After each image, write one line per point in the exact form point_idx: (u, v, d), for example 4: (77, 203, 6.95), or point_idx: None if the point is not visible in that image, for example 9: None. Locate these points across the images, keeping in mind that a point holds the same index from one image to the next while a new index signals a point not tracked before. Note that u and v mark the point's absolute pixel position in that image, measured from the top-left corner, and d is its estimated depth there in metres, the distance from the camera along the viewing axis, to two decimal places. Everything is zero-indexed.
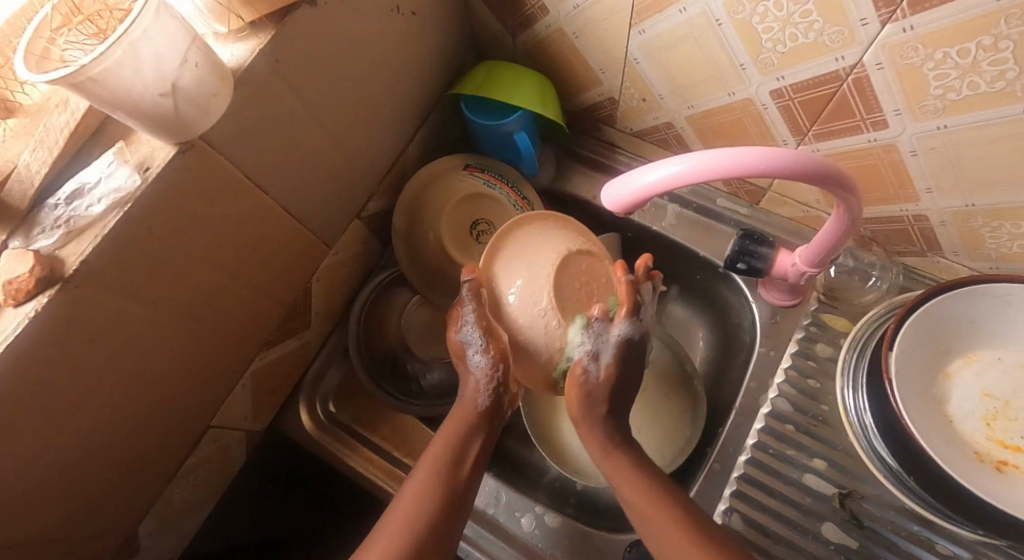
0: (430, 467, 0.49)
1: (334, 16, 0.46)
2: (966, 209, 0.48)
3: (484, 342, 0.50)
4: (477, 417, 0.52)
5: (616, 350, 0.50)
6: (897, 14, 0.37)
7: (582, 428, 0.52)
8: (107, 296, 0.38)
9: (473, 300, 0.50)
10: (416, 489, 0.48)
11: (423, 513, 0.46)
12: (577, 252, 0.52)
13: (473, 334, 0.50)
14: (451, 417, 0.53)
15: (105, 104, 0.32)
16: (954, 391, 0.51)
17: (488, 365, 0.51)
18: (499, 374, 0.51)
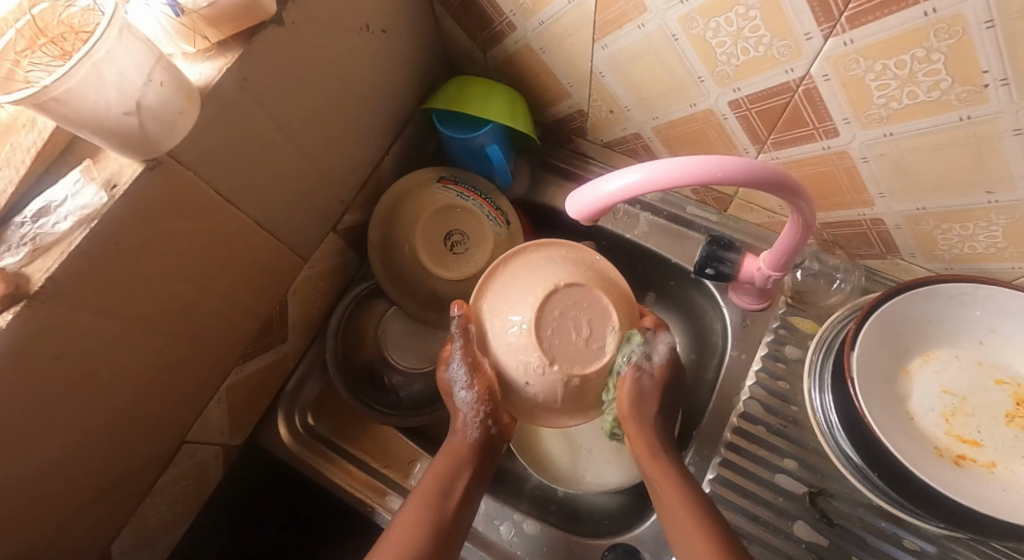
0: (421, 495, 0.52)
1: (302, 35, 0.47)
2: (918, 212, 0.50)
3: (468, 380, 0.54)
4: (470, 448, 0.55)
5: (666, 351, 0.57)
6: (838, 28, 0.39)
7: (631, 428, 0.55)
8: (74, 312, 0.38)
9: (461, 339, 0.53)
10: (406, 531, 0.50)
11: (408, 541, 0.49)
12: (566, 287, 0.51)
13: (459, 372, 0.54)
14: (446, 448, 0.56)
15: (71, 124, 0.33)
16: (914, 388, 0.53)
17: (473, 400, 0.54)
18: (484, 409, 0.54)
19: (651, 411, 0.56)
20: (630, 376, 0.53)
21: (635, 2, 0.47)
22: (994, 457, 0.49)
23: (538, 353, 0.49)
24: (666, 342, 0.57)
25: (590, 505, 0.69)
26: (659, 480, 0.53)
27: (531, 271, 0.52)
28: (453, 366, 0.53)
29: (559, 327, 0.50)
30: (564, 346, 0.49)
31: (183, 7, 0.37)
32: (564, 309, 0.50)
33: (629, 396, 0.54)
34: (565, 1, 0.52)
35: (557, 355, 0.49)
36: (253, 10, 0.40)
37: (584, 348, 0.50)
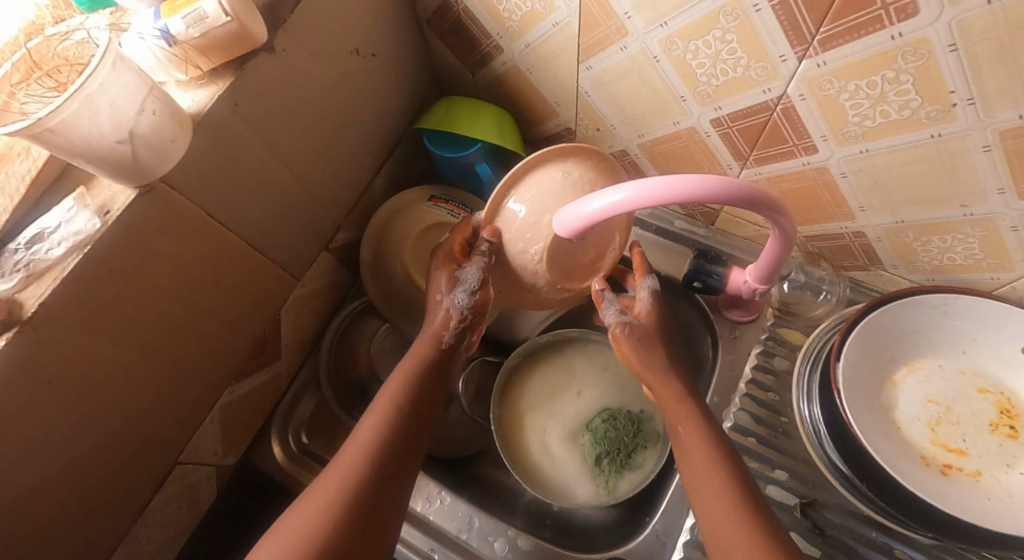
0: (392, 395, 0.53)
1: (293, 62, 0.48)
2: (897, 225, 0.51)
3: (476, 288, 0.56)
4: (434, 348, 0.57)
5: (651, 298, 0.60)
6: (810, 51, 0.40)
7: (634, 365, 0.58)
8: (64, 336, 0.38)
9: (487, 257, 0.54)
10: (380, 420, 0.51)
11: (380, 437, 0.50)
12: None
13: (473, 277, 0.55)
14: (413, 352, 0.57)
15: (65, 152, 0.34)
16: (900, 397, 0.54)
17: (468, 304, 0.57)
18: (471, 314, 0.58)
19: (662, 357, 0.57)
20: (619, 336, 0.58)
21: (617, 25, 0.49)
22: (979, 465, 0.49)
23: (546, 275, 0.51)
24: (647, 289, 0.60)
25: (584, 519, 0.69)
26: (680, 419, 0.54)
27: (551, 189, 0.49)
28: (472, 271, 0.54)
29: (572, 248, 0.51)
30: (570, 267, 0.52)
31: (174, 37, 0.39)
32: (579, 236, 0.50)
33: (632, 350, 0.58)
34: (550, 25, 0.54)
35: (562, 274, 0.52)
36: (244, 39, 0.41)
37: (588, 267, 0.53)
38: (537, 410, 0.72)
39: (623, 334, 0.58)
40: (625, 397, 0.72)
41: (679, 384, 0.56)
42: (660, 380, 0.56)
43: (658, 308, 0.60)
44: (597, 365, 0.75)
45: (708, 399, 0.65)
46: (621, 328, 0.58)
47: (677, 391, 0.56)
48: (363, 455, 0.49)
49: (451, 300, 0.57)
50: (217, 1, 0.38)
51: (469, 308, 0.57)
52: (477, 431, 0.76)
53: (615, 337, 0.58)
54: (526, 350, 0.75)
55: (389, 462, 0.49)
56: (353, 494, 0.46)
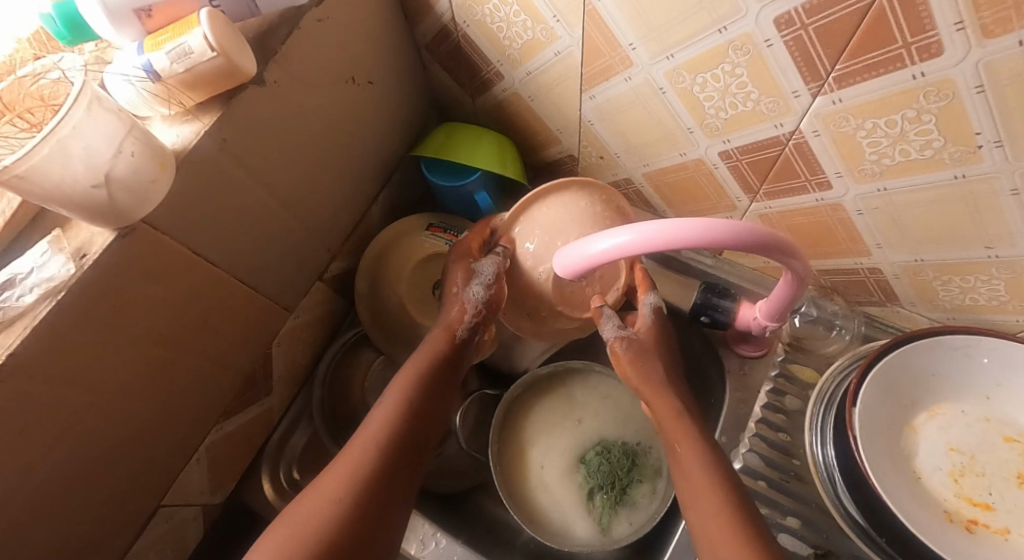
0: (399, 393, 0.52)
1: (284, 94, 0.46)
2: (916, 263, 0.49)
3: (491, 282, 0.55)
4: (446, 342, 0.57)
5: (652, 314, 0.58)
6: (825, 88, 0.38)
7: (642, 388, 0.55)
8: (36, 386, 0.36)
9: (503, 257, 0.55)
10: (391, 412, 0.50)
11: (386, 433, 0.49)
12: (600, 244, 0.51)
13: (490, 269, 0.55)
14: (423, 349, 0.56)
15: (38, 198, 0.32)
16: (920, 445, 0.51)
17: (483, 298, 0.56)
18: (485, 311, 0.57)
19: (659, 368, 0.56)
20: (620, 351, 0.56)
21: (622, 56, 0.47)
22: (1008, 522, 0.46)
23: (549, 294, 0.53)
24: (649, 306, 0.58)
25: None
26: (677, 436, 0.51)
27: (570, 211, 0.51)
28: (488, 263, 0.55)
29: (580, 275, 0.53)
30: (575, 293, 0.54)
31: (158, 73, 0.37)
32: None
33: (632, 364, 0.56)
34: (552, 54, 0.52)
35: (565, 298, 0.54)
36: (231, 74, 0.39)
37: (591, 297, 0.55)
38: (536, 444, 0.70)
39: (623, 350, 0.56)
40: (626, 432, 0.70)
41: (675, 397, 0.54)
42: (656, 393, 0.54)
43: (660, 324, 0.59)
44: (600, 395, 0.72)
45: (716, 434, 0.63)
46: (621, 342, 0.56)
47: (675, 406, 0.53)
48: (367, 452, 0.47)
49: (466, 294, 0.57)
50: (202, 36, 0.37)
51: (483, 305, 0.56)
52: (475, 466, 0.73)
53: (615, 352, 0.56)
54: (525, 383, 0.72)
55: (393, 461, 0.48)
56: (357, 492, 0.44)
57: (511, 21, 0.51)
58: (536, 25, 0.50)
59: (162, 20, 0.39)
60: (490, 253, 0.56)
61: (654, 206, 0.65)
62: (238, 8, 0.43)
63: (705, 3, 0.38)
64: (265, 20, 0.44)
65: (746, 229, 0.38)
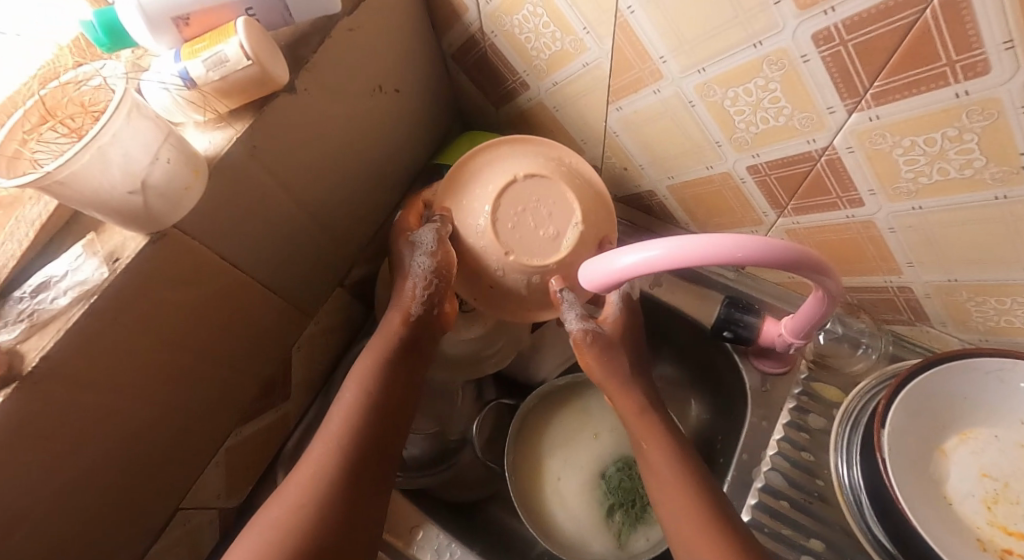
0: (356, 392, 0.51)
1: (316, 101, 0.46)
2: (949, 283, 0.48)
3: (434, 247, 0.53)
4: (400, 323, 0.55)
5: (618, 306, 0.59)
6: (863, 104, 0.38)
7: (609, 388, 0.57)
8: (66, 388, 0.37)
9: (439, 222, 0.53)
10: (348, 409, 0.50)
11: (349, 434, 0.49)
12: (528, 179, 0.52)
13: (429, 236, 0.53)
14: (380, 335, 0.55)
15: (76, 203, 0.32)
16: (951, 470, 0.49)
17: (428, 268, 0.53)
18: (435, 281, 0.54)
19: (624, 360, 0.58)
20: (584, 341, 0.56)
21: (651, 69, 0.47)
22: None
23: (494, 244, 0.51)
24: (616, 296, 0.59)
25: None
26: (643, 434, 0.54)
27: (490, 167, 0.54)
28: (424, 231, 0.53)
29: (523, 217, 0.51)
30: (524, 237, 0.50)
31: (195, 80, 0.37)
32: (524, 203, 0.51)
33: (595, 360, 0.57)
34: (579, 65, 0.52)
35: (515, 246, 0.51)
36: (264, 82, 0.40)
37: (549, 243, 0.51)
38: (553, 455, 0.69)
39: (586, 343, 0.57)
40: None
41: (642, 396, 0.57)
42: (620, 389, 0.57)
43: (628, 316, 0.60)
44: None
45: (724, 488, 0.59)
46: (588, 337, 0.56)
47: (638, 402, 0.56)
48: (329, 456, 0.48)
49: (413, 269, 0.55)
50: (238, 45, 0.37)
51: (432, 274, 0.54)
52: (491, 476, 0.72)
53: (579, 343, 0.57)
54: (542, 392, 0.71)
55: (360, 462, 0.48)
56: (326, 492, 0.46)
57: (540, 32, 0.51)
58: (565, 36, 0.49)
59: (199, 28, 0.39)
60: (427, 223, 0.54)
61: (677, 218, 0.64)
62: (272, 15, 0.41)
63: (741, 18, 0.38)
64: (297, 29, 0.44)
65: (779, 246, 0.38)
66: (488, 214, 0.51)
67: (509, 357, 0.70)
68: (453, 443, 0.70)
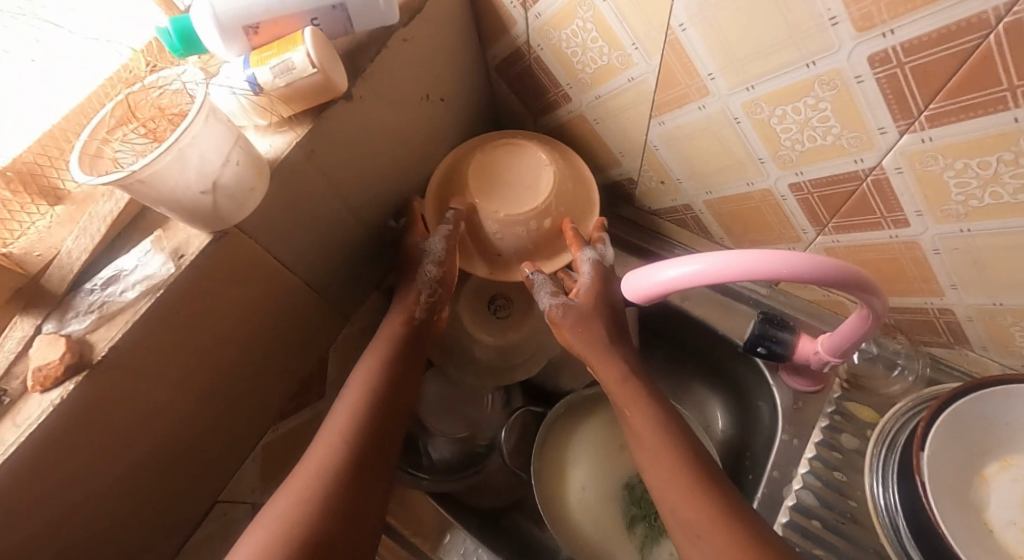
0: (359, 386, 0.52)
1: (370, 109, 0.48)
2: (993, 307, 0.47)
3: (443, 256, 0.57)
4: (401, 323, 0.56)
5: (592, 270, 0.58)
6: (916, 125, 0.38)
7: (591, 358, 0.55)
8: (128, 378, 0.38)
9: (450, 222, 0.57)
10: (353, 407, 0.50)
11: (352, 429, 0.48)
12: (495, 149, 0.62)
13: (439, 245, 0.57)
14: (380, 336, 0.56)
15: (151, 200, 0.34)
16: (991, 496, 0.49)
17: (435, 277, 0.57)
18: (440, 290, 0.58)
19: (600, 327, 0.56)
20: (556, 316, 0.56)
21: (699, 85, 0.47)
22: None
23: (485, 204, 0.58)
24: (587, 260, 0.58)
25: None
26: (628, 402, 0.53)
27: (460, 156, 0.63)
28: (435, 238, 0.57)
29: (504, 175, 0.60)
30: (510, 193, 0.59)
31: (261, 86, 0.39)
32: (504, 167, 0.60)
33: (571, 332, 0.56)
34: (625, 80, 0.53)
35: (502, 200, 0.58)
36: (327, 90, 0.41)
37: (530, 190, 0.59)
38: (577, 463, 0.69)
39: (560, 316, 0.56)
40: None
41: (630, 368, 0.55)
42: (604, 359, 0.55)
43: (601, 282, 0.58)
44: None
45: (753, 505, 0.58)
46: (558, 310, 0.56)
47: (621, 373, 0.54)
48: (330, 451, 0.47)
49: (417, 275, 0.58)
50: (305, 53, 0.38)
51: (438, 282, 0.58)
52: (512, 484, 0.72)
53: (553, 320, 0.57)
54: (569, 400, 0.71)
55: (365, 453, 0.48)
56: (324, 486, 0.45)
57: (587, 47, 0.52)
58: (612, 51, 0.50)
59: (267, 37, 0.41)
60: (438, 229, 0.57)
61: (711, 232, 0.64)
62: (335, 26, 0.43)
63: (797, 39, 0.38)
64: (355, 39, 0.46)
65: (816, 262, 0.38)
66: (474, 200, 0.59)
67: (537, 366, 0.71)
68: (481, 448, 0.69)
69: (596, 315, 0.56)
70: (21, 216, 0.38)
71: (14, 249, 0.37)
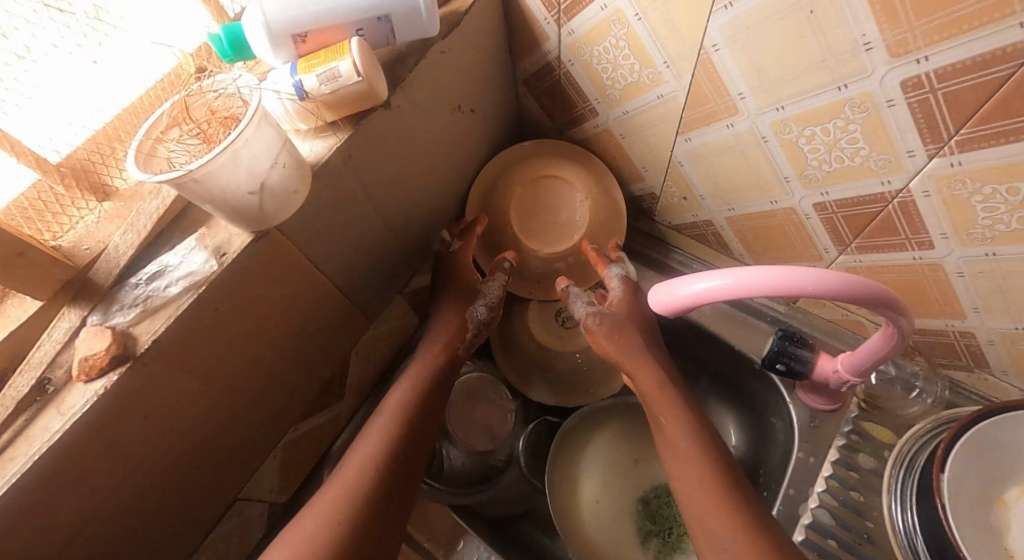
0: (387, 419, 0.53)
1: (406, 117, 0.49)
2: (1015, 331, 0.48)
3: (496, 303, 0.64)
4: (441, 358, 0.59)
5: (621, 283, 0.63)
6: (945, 149, 0.39)
7: (628, 360, 0.58)
8: (167, 371, 0.39)
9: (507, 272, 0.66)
10: (382, 438, 0.51)
11: (379, 454, 0.50)
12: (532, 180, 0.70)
13: (495, 290, 0.65)
14: (413, 372, 0.57)
15: (201, 199, 0.35)
16: (1013, 522, 0.49)
17: (485, 316, 0.63)
18: (484, 328, 0.64)
19: (632, 331, 0.59)
20: (591, 325, 0.61)
21: (728, 104, 0.48)
22: None
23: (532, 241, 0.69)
24: (615, 277, 0.63)
25: None
26: (662, 409, 0.55)
27: (497, 182, 0.70)
28: (495, 284, 0.64)
29: (544, 209, 0.70)
30: (551, 229, 0.70)
31: (307, 92, 0.40)
32: (543, 199, 0.70)
33: (607, 337, 0.59)
34: (654, 96, 0.54)
35: (545, 237, 0.69)
36: (369, 98, 0.42)
37: (567, 225, 0.69)
38: (591, 474, 0.69)
39: (595, 324, 0.61)
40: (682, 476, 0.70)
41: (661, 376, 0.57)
42: (638, 365, 0.58)
43: (632, 294, 0.62)
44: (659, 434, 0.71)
45: (774, 513, 0.59)
46: (592, 319, 0.61)
47: (656, 380, 0.57)
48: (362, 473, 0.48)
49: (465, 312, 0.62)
50: (351, 62, 0.40)
51: (484, 322, 0.63)
52: (528, 493, 0.72)
53: (589, 329, 0.61)
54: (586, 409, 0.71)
55: (390, 484, 0.49)
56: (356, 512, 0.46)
57: (619, 64, 0.53)
58: (644, 69, 0.52)
59: (314, 45, 0.42)
60: (496, 274, 0.65)
61: (732, 248, 0.65)
62: (378, 36, 0.44)
63: (830, 62, 0.40)
64: (395, 50, 0.47)
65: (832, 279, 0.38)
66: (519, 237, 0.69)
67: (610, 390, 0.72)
68: (499, 462, 0.70)
69: (630, 323, 0.60)
70: (71, 211, 0.39)
71: (63, 242, 0.39)
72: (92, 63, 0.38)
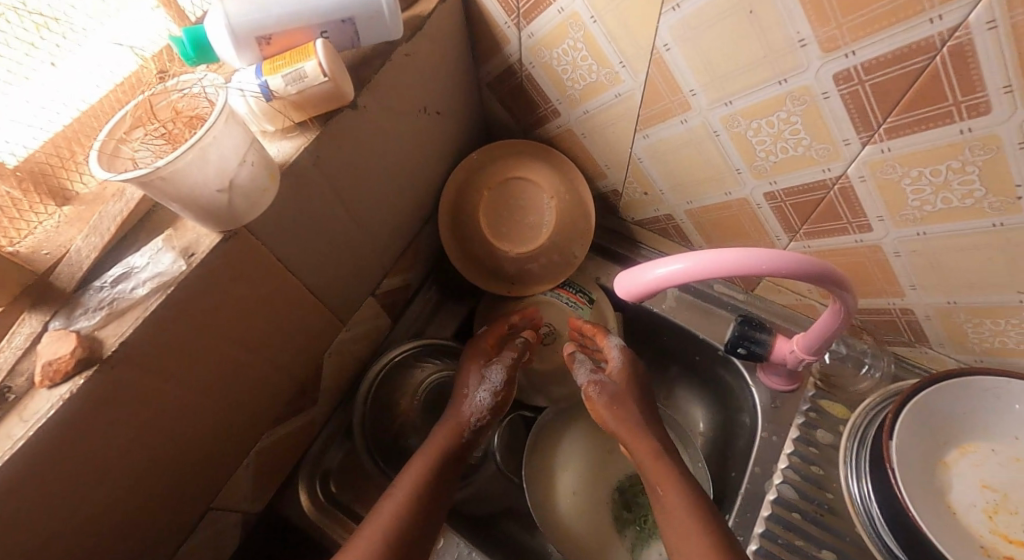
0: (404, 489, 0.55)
1: (373, 118, 0.50)
2: (948, 305, 0.52)
3: (500, 385, 0.66)
4: (452, 444, 0.61)
5: (618, 353, 0.68)
6: (876, 137, 0.42)
7: (624, 429, 0.62)
8: (135, 375, 0.39)
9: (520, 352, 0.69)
10: (402, 503, 0.54)
11: (400, 522, 0.52)
12: (499, 185, 0.72)
13: (497, 374, 0.66)
14: (428, 449, 0.60)
15: (168, 198, 0.35)
16: (954, 481, 0.53)
17: (488, 403, 0.65)
18: (490, 414, 0.65)
19: (629, 402, 0.64)
20: (591, 394, 0.66)
21: (681, 101, 0.51)
22: None
23: (502, 242, 0.71)
24: (614, 346, 0.68)
25: None
26: (648, 462, 0.58)
27: (464, 185, 0.71)
28: (497, 368, 0.66)
29: (512, 213, 0.72)
30: (520, 231, 0.71)
31: (273, 92, 0.41)
32: (512, 199, 0.71)
33: (605, 406, 0.64)
34: (612, 95, 0.56)
35: (516, 240, 0.71)
36: (335, 98, 0.43)
37: (535, 224, 0.71)
38: (568, 465, 0.70)
39: (595, 393, 0.66)
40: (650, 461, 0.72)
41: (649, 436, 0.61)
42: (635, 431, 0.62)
43: (631, 364, 0.67)
44: None
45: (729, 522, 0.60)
46: (593, 388, 0.66)
47: (651, 443, 0.60)
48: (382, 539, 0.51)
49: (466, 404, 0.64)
50: (316, 63, 0.40)
51: (487, 408, 0.65)
52: (504, 489, 0.72)
53: (589, 396, 0.66)
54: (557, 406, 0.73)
55: (400, 547, 0.51)
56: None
57: (577, 65, 0.55)
58: (601, 69, 0.54)
59: (278, 48, 0.43)
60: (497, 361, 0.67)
61: (691, 240, 0.68)
62: (342, 37, 0.45)
63: (771, 57, 0.43)
64: (360, 52, 0.48)
65: (755, 258, 0.41)
66: (493, 242, 0.71)
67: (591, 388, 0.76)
68: (474, 461, 0.71)
69: (625, 393, 0.65)
70: (29, 216, 0.38)
71: (21, 248, 0.38)
72: (50, 65, 0.37)
